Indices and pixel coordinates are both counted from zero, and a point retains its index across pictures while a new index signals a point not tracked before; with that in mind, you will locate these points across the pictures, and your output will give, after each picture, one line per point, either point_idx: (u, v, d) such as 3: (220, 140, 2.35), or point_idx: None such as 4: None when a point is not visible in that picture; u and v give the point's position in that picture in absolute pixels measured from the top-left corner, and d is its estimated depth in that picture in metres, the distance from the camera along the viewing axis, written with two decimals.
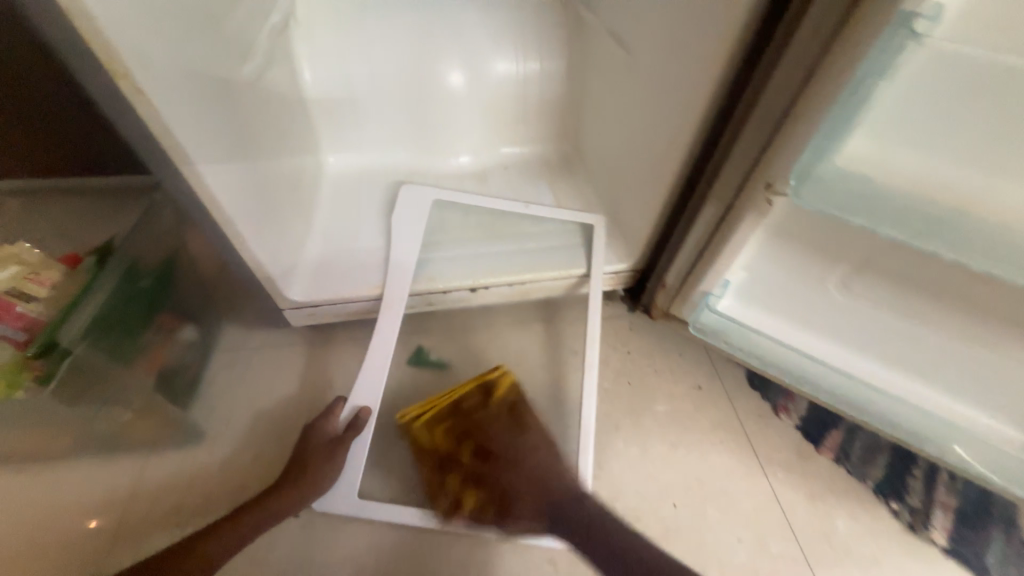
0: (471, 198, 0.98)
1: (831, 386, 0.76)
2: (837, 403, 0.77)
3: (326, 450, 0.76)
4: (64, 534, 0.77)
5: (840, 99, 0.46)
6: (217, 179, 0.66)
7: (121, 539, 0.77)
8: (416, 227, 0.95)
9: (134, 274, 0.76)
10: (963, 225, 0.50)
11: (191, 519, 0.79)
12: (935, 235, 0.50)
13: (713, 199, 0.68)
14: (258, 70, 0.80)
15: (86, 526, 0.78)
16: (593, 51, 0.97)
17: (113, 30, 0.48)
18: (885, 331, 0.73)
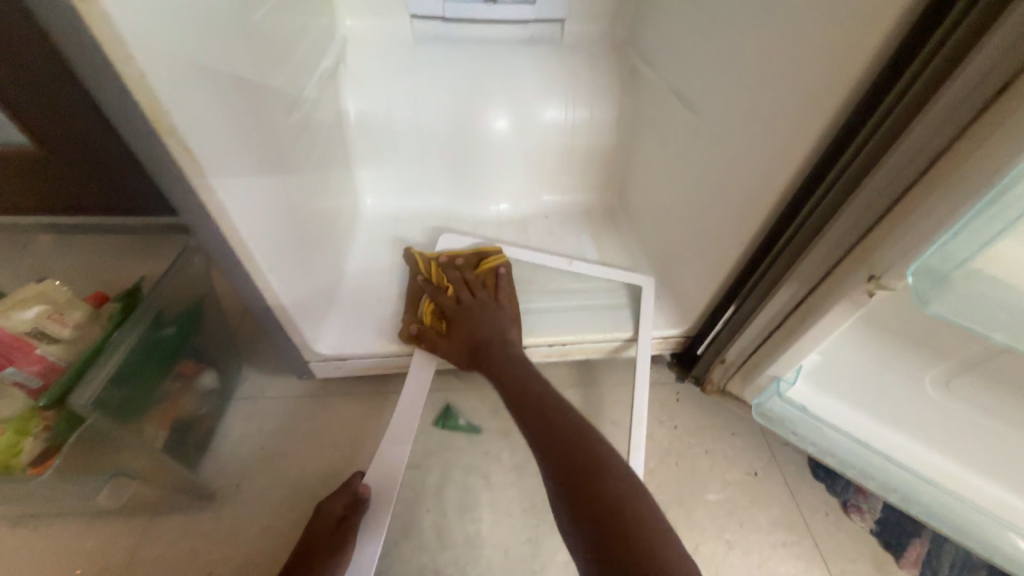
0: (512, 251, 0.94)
1: (934, 507, 0.63)
2: (940, 526, 0.64)
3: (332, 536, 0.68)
4: None
5: (987, 197, 0.39)
6: (258, 232, 0.62)
7: None
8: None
9: (159, 323, 0.71)
10: None
11: None
12: None
13: (794, 280, 0.61)
14: (307, 115, 0.78)
15: None
16: (650, 105, 0.93)
17: (165, 88, 0.44)
18: (1004, 452, 0.61)
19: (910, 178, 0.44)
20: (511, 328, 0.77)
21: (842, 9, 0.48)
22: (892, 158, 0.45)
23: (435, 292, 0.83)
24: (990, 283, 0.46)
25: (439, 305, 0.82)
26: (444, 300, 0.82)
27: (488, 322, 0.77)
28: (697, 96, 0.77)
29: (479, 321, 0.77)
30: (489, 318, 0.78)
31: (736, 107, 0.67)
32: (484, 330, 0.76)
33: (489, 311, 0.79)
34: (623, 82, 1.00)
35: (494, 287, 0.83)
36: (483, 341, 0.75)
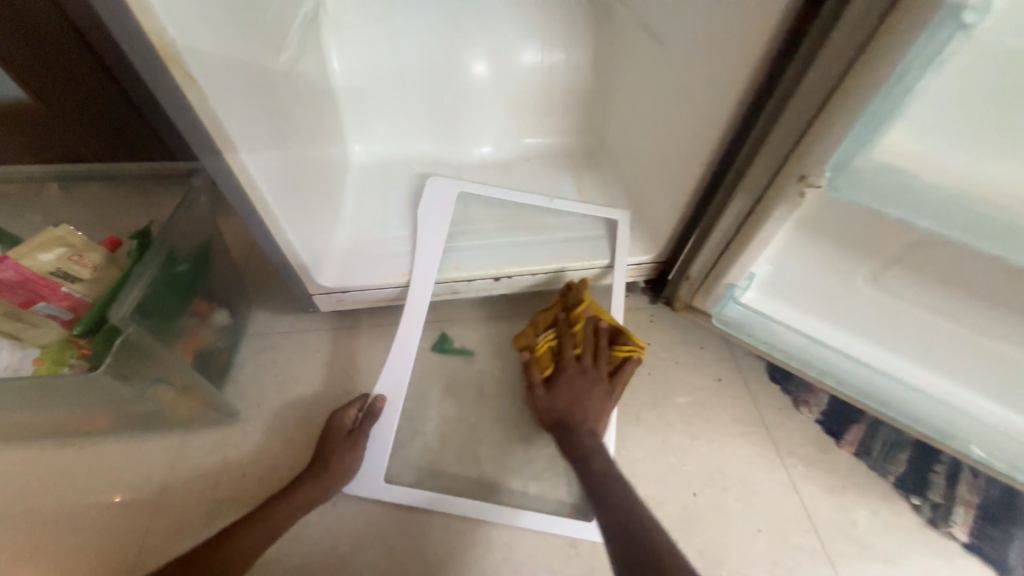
0: (495, 189, 0.99)
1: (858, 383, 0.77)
2: (863, 399, 0.78)
3: (343, 443, 0.79)
4: (90, 506, 0.81)
5: (881, 91, 0.46)
6: (260, 165, 0.67)
7: (141, 511, 0.80)
8: (444, 213, 0.97)
9: (173, 259, 0.77)
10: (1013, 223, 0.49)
11: (224, 498, 0.81)
12: (986, 233, 0.49)
13: (743, 193, 0.68)
14: (292, 58, 0.82)
15: (109, 501, 0.81)
16: (621, 44, 0.97)
17: (168, 16, 0.49)
18: (917, 329, 0.72)
19: (834, 80, 0.51)
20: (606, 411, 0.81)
21: None
22: (819, 64, 0.52)
23: (558, 344, 0.87)
24: (894, 174, 0.52)
25: (556, 358, 0.86)
26: (564, 351, 0.86)
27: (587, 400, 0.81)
28: (661, 27, 0.82)
29: (580, 403, 0.81)
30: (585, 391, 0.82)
31: (695, 34, 0.72)
32: (575, 408, 0.80)
33: (584, 381, 0.82)
34: (595, 21, 1.03)
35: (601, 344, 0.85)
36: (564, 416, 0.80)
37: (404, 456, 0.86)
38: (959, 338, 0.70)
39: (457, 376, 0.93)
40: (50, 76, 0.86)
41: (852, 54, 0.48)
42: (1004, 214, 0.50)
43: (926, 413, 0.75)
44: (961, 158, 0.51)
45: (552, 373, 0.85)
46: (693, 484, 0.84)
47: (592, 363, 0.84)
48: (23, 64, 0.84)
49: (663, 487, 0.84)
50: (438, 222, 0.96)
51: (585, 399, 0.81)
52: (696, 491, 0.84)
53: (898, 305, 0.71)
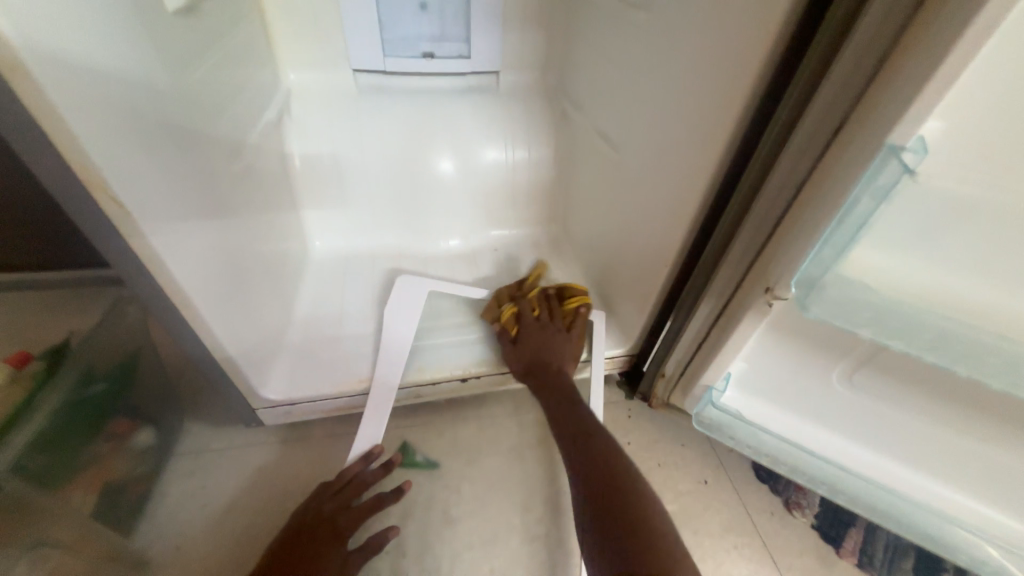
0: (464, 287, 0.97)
1: (849, 490, 0.72)
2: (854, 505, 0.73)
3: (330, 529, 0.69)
4: None
5: (834, 218, 0.46)
6: (196, 281, 0.62)
7: None
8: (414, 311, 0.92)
9: (89, 379, 0.69)
10: (981, 344, 0.48)
11: None
12: (956, 354, 0.48)
13: (710, 297, 0.68)
14: (247, 164, 0.80)
15: None
16: (580, 146, 1.02)
17: (96, 147, 0.46)
18: (898, 433, 0.70)
19: (787, 197, 0.53)
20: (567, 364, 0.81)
21: (717, 70, 0.58)
22: (774, 180, 0.54)
23: (517, 303, 0.87)
24: (856, 288, 0.53)
25: (519, 315, 0.85)
26: (526, 313, 0.85)
27: (550, 345, 0.82)
28: (618, 136, 0.86)
29: (548, 345, 0.82)
30: (541, 336, 0.83)
31: (651, 144, 0.76)
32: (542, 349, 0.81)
33: (552, 330, 0.84)
34: (556, 124, 1.09)
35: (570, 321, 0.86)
36: (540, 363, 0.80)
37: None
38: (947, 443, 0.67)
39: (421, 493, 0.83)
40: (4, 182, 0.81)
41: (802, 174, 0.51)
42: (974, 332, 0.49)
43: (927, 527, 0.69)
44: (926, 274, 0.50)
45: (506, 325, 0.85)
46: None
47: (550, 320, 0.85)
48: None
49: None
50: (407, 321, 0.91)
51: (539, 335, 0.83)
52: None
53: (884, 410, 0.68)
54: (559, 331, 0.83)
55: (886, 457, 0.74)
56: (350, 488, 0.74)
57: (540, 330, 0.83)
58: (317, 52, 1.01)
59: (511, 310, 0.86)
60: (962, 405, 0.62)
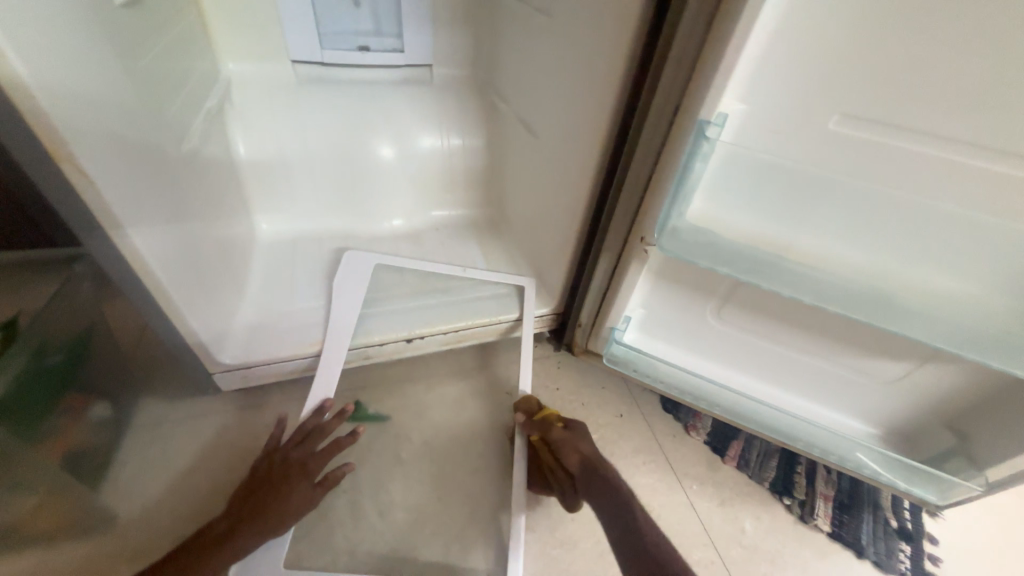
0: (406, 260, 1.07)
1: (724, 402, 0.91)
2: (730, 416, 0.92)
3: (297, 470, 0.77)
4: None
5: (676, 179, 0.64)
6: (157, 251, 0.68)
7: None
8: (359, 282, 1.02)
9: (44, 351, 0.73)
10: (778, 265, 0.68)
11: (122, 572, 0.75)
12: (760, 272, 0.68)
13: (608, 252, 0.83)
14: (195, 147, 0.85)
15: None
16: (507, 132, 1.15)
17: (66, 124, 0.52)
18: (756, 354, 0.89)
19: (652, 162, 0.69)
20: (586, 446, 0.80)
21: (600, 65, 0.73)
22: (642, 151, 0.70)
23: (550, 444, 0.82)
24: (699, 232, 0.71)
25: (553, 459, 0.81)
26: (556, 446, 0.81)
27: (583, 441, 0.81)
28: (535, 122, 1.00)
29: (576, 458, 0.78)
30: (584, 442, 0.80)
31: (559, 127, 0.90)
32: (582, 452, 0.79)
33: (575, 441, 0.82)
34: (486, 113, 1.21)
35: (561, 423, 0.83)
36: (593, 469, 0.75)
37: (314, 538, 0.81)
38: (788, 358, 0.87)
39: (374, 442, 0.93)
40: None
41: (659, 144, 0.67)
42: (775, 257, 0.69)
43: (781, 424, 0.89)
44: (743, 218, 0.69)
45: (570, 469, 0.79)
46: None
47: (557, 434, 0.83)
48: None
49: (578, 525, 0.89)
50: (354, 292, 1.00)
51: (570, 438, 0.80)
52: None
53: (744, 337, 0.87)
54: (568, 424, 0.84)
55: (750, 376, 0.93)
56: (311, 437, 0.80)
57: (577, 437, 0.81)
58: (254, 43, 1.06)
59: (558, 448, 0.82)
60: (794, 325, 0.81)
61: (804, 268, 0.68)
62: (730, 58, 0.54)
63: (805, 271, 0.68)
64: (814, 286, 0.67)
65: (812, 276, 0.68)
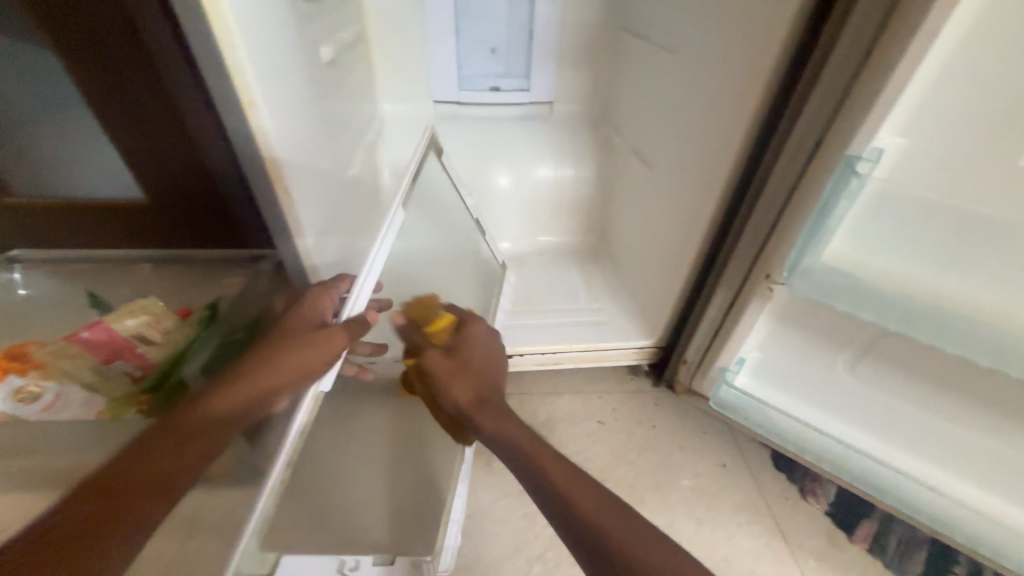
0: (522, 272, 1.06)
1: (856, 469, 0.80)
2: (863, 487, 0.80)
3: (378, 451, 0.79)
4: None
5: (813, 215, 0.61)
6: (322, 256, 0.82)
7: None
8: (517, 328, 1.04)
9: (231, 330, 0.93)
10: (939, 316, 0.60)
11: None
12: (916, 324, 0.60)
13: (724, 288, 0.80)
14: (356, 172, 1.02)
15: None
16: (619, 164, 1.18)
17: (283, 153, 0.66)
18: (903, 420, 0.77)
19: (781, 200, 0.66)
20: (500, 375, 0.71)
21: (730, 102, 0.73)
22: (770, 188, 0.67)
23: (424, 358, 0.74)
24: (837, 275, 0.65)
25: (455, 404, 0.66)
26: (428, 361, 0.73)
27: (469, 366, 0.69)
28: (651, 156, 1.02)
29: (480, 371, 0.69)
30: (475, 351, 0.72)
31: (678, 162, 0.90)
32: (477, 377, 0.68)
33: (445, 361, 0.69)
34: (599, 147, 1.26)
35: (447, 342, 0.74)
36: (488, 398, 0.65)
37: None
38: (948, 430, 0.74)
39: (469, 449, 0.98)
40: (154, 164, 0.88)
41: (792, 180, 0.64)
42: (933, 309, 0.61)
43: (933, 508, 0.76)
44: (894, 262, 0.62)
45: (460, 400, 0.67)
46: None
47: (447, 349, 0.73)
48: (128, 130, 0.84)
49: None
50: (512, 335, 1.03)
51: (451, 359, 0.70)
52: None
53: (883, 396, 0.78)
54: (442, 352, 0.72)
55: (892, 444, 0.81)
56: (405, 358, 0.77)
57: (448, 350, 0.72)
58: (407, 89, 1.25)
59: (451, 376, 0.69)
60: (956, 389, 0.70)
61: (974, 324, 0.59)
62: (889, 93, 0.51)
63: (975, 327, 0.59)
64: (991, 343, 0.57)
65: (985, 333, 0.58)
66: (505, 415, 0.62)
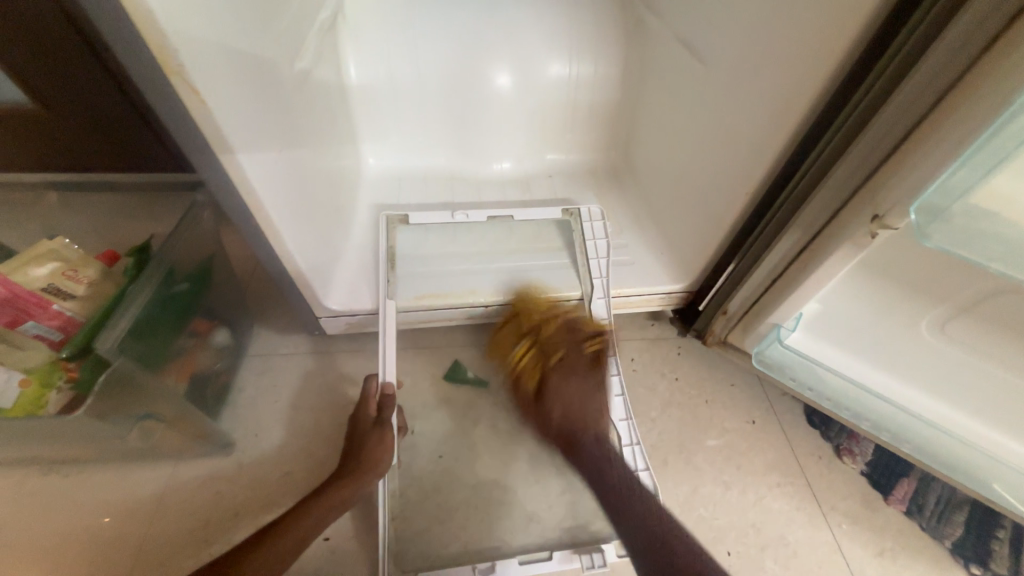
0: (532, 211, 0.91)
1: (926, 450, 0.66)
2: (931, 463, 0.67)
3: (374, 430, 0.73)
4: (87, 519, 0.76)
5: (979, 138, 0.42)
6: (266, 185, 0.61)
7: (158, 518, 0.77)
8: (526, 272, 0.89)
9: (172, 279, 0.72)
10: None
11: (242, 501, 0.78)
12: None
13: (796, 229, 0.62)
14: (307, 66, 0.76)
15: (99, 523, 0.76)
16: (654, 55, 0.92)
17: (177, 30, 0.43)
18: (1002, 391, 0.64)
19: (924, 109, 0.44)
20: (603, 414, 0.76)
21: None
22: (906, 89, 0.45)
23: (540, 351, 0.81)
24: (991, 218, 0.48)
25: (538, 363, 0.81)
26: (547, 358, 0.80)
27: (586, 402, 0.76)
28: (703, 42, 0.76)
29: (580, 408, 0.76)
30: (575, 395, 0.77)
31: (749, 48, 0.65)
32: (575, 417, 0.76)
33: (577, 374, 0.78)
34: (627, 31, 0.98)
35: (593, 353, 0.80)
36: (575, 433, 0.75)
37: (409, 499, 0.79)
38: None
39: (470, 408, 0.87)
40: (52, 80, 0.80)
41: (952, 78, 0.42)
42: None
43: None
44: None
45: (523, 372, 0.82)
46: (725, 541, 0.77)
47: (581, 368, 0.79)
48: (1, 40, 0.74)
49: None
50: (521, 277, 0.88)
51: (563, 388, 0.77)
52: (729, 549, 0.76)
53: (960, 354, 0.66)
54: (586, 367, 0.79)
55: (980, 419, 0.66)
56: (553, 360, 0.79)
57: (563, 377, 0.78)
58: None
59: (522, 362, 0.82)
60: None
61: None
62: None
63: None
64: None
65: None
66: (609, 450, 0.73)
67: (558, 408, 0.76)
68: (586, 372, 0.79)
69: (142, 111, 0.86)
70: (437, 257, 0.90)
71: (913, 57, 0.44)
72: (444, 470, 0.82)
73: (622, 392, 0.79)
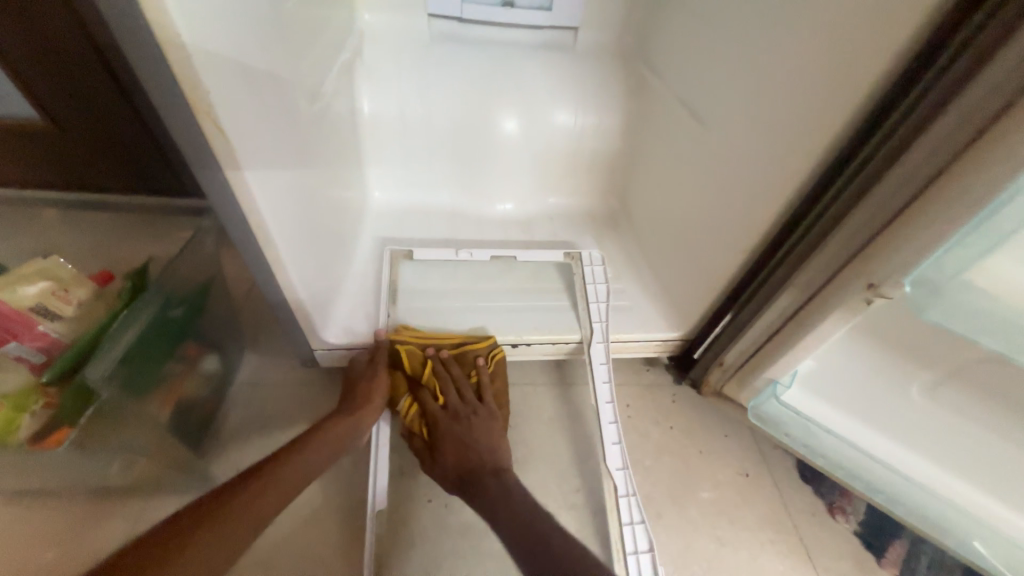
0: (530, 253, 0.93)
1: (932, 518, 0.65)
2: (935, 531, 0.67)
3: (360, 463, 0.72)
4: (34, 559, 0.71)
5: (962, 229, 0.46)
6: (277, 219, 0.61)
7: None
8: (526, 312, 0.89)
9: (169, 304, 0.71)
10: None
11: None
12: None
13: (792, 289, 0.64)
14: (325, 104, 0.78)
15: (45, 560, 0.71)
16: (655, 114, 0.98)
17: (206, 73, 0.43)
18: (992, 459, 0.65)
19: (916, 187, 0.48)
20: (498, 446, 0.74)
21: (842, 42, 0.53)
22: (899, 167, 0.48)
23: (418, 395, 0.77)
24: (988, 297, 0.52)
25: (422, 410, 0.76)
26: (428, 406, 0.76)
27: (477, 439, 0.74)
28: (705, 106, 0.80)
29: (472, 441, 0.73)
30: (487, 436, 0.74)
31: (748, 116, 0.69)
32: (469, 454, 0.72)
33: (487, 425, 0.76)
34: (631, 89, 1.04)
35: (478, 384, 0.80)
36: (473, 469, 0.71)
37: (394, 547, 0.75)
38: None
39: None
40: (63, 102, 0.82)
41: (941, 164, 0.45)
42: None
43: None
44: None
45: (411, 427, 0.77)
46: None
47: (460, 404, 0.77)
48: (22, 63, 0.77)
49: None
50: (520, 317, 0.88)
51: (460, 430, 0.74)
52: None
53: (951, 418, 0.68)
54: (476, 415, 0.76)
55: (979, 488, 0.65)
56: (427, 393, 0.77)
57: (453, 422, 0.75)
58: None
59: (409, 405, 0.77)
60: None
61: None
62: None
63: None
64: None
65: None
66: (506, 483, 0.69)
67: (453, 453, 0.72)
68: (472, 411, 0.76)
69: (152, 139, 0.88)
70: (436, 295, 0.90)
71: (909, 136, 0.47)
72: (432, 515, 0.79)
73: (619, 440, 0.78)
